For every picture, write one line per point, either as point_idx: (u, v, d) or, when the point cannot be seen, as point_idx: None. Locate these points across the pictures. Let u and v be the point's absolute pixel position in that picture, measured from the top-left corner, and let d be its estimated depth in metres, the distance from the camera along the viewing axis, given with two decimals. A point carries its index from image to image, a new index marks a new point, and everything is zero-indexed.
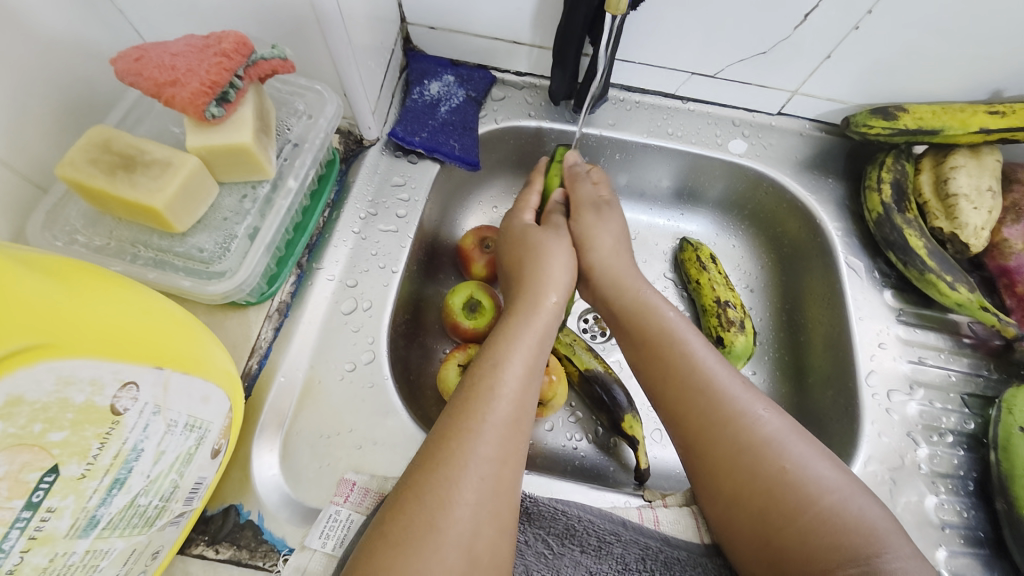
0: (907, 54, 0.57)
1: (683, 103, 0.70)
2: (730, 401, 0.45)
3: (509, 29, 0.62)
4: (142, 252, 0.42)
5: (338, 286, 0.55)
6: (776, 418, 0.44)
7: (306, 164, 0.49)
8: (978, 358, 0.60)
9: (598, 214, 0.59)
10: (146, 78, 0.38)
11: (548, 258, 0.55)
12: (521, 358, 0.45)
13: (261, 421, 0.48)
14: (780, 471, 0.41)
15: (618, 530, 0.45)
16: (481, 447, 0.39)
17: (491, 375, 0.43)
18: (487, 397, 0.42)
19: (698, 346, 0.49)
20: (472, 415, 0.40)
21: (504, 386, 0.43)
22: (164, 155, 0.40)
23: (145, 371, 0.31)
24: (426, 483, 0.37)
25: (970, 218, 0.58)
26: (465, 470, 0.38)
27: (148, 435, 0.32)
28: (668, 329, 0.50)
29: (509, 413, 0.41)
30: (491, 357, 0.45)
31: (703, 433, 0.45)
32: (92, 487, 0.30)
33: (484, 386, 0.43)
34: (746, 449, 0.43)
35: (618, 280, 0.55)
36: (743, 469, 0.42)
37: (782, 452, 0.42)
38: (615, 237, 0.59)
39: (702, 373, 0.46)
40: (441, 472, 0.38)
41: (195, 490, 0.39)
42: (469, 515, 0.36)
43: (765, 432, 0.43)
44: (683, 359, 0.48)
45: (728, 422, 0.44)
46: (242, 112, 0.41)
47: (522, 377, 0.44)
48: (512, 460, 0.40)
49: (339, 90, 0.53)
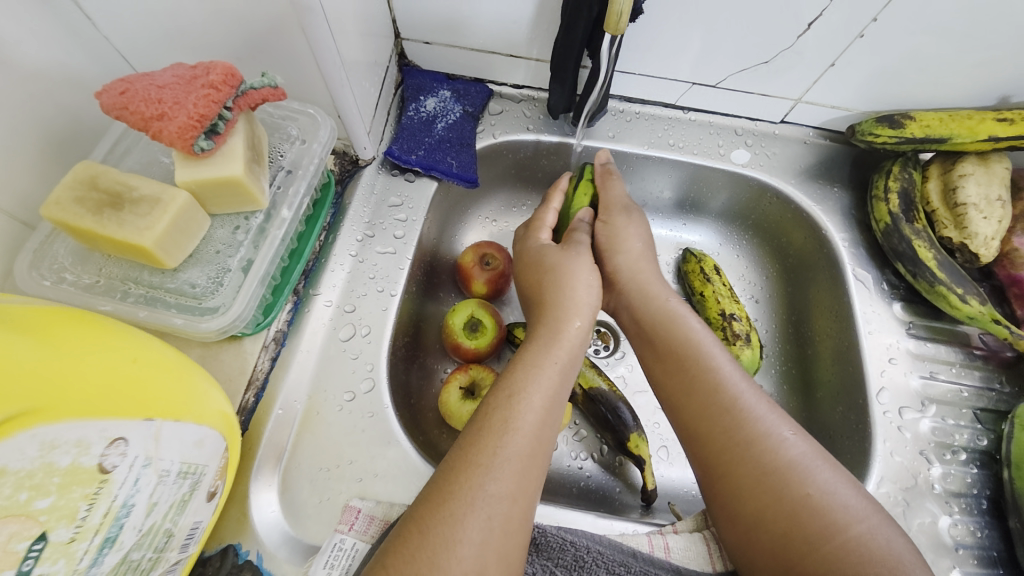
0: (913, 61, 0.56)
1: (684, 114, 0.68)
2: (755, 420, 0.43)
3: (506, 43, 0.61)
4: (133, 289, 0.41)
5: (335, 312, 0.54)
6: (801, 441, 0.42)
7: (301, 191, 0.48)
8: (990, 370, 0.59)
9: (629, 217, 0.59)
10: (133, 113, 0.37)
11: (567, 283, 0.52)
12: (540, 389, 0.43)
13: (258, 456, 0.47)
14: (803, 497, 0.39)
15: (627, 561, 0.44)
16: (493, 485, 0.37)
17: (506, 408, 0.42)
18: (501, 431, 0.40)
19: (723, 360, 0.47)
20: (485, 449, 0.39)
21: (520, 420, 0.41)
22: (153, 191, 0.39)
23: (134, 425, 0.31)
24: (431, 517, 0.36)
25: (980, 228, 0.57)
26: (473, 508, 0.36)
27: (138, 489, 0.31)
28: (694, 341, 0.49)
29: (526, 447, 0.40)
30: (509, 387, 0.43)
31: (725, 453, 0.43)
32: (82, 549, 0.29)
33: (498, 417, 0.41)
34: (769, 472, 0.41)
35: (645, 288, 0.54)
36: (765, 492, 0.41)
37: (805, 477, 0.40)
38: (642, 240, 0.58)
39: (727, 389, 0.45)
40: (450, 507, 0.36)
41: (191, 536, 0.38)
42: (477, 553, 0.35)
43: (789, 455, 0.41)
44: (708, 374, 0.46)
45: (751, 442, 0.42)
46: (232, 143, 0.40)
47: (540, 414, 0.42)
48: (523, 500, 0.38)
49: (333, 112, 0.52)
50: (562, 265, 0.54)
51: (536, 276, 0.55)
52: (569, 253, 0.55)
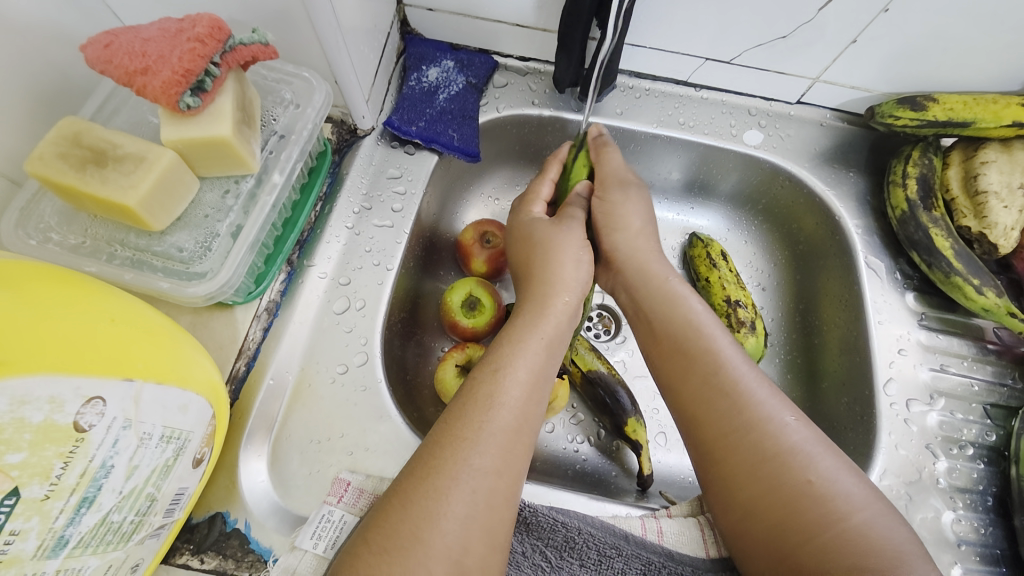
0: (940, 40, 0.53)
1: (696, 91, 0.66)
2: (757, 405, 0.42)
3: (512, 12, 0.58)
4: (119, 252, 0.40)
5: (329, 285, 0.53)
6: (803, 427, 0.41)
7: (293, 156, 0.46)
8: (1003, 365, 0.57)
9: (624, 192, 0.55)
10: (117, 66, 0.36)
11: (558, 259, 0.51)
12: (525, 363, 0.42)
13: (248, 425, 0.46)
14: (805, 483, 0.38)
15: (619, 543, 0.43)
16: (477, 458, 0.36)
17: (492, 381, 0.41)
18: (486, 405, 0.39)
19: (725, 343, 0.46)
20: (470, 423, 0.38)
21: (506, 394, 0.40)
22: (137, 149, 0.38)
23: (112, 385, 0.30)
24: (414, 491, 0.35)
25: (1001, 217, 0.54)
26: (457, 481, 0.35)
27: (117, 451, 0.31)
28: (694, 324, 0.47)
29: (512, 422, 0.39)
30: (495, 360, 0.43)
31: (722, 437, 0.42)
32: (58, 507, 0.28)
33: (483, 392, 0.40)
34: (768, 457, 0.40)
35: (644, 267, 0.52)
36: (764, 478, 0.39)
37: (806, 463, 0.39)
38: (642, 216, 0.55)
39: (728, 371, 0.44)
40: (433, 481, 0.35)
41: (175, 501, 0.37)
42: (459, 528, 0.34)
43: (790, 441, 0.40)
44: (708, 357, 0.45)
45: (751, 428, 0.41)
46: (220, 102, 0.39)
47: (525, 388, 0.41)
48: (509, 475, 0.37)
49: (329, 77, 0.50)
50: (549, 250, 0.52)
51: (526, 247, 0.53)
52: (559, 228, 0.53)
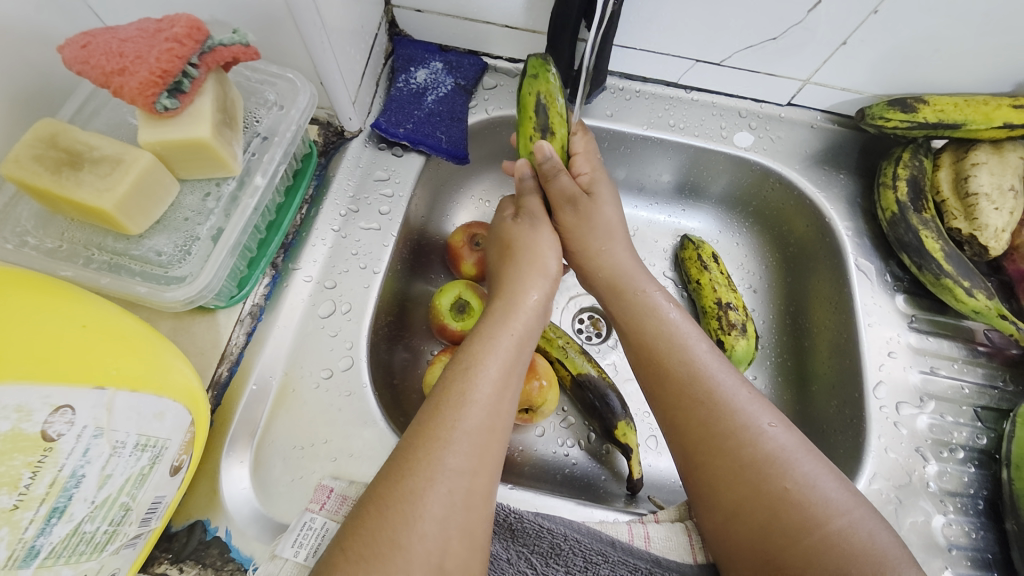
0: (930, 41, 0.53)
1: (686, 93, 0.65)
2: (734, 413, 0.41)
3: (500, 13, 0.58)
4: (96, 256, 0.40)
5: (315, 288, 0.52)
6: (781, 433, 0.40)
7: (276, 158, 0.46)
8: (993, 368, 0.57)
9: (576, 211, 0.54)
10: (94, 67, 0.35)
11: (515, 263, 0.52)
12: (498, 361, 0.42)
13: (231, 431, 0.46)
14: (782, 491, 0.38)
15: (605, 550, 0.42)
16: (452, 458, 0.36)
17: (463, 380, 0.40)
18: (458, 403, 0.38)
19: (701, 349, 0.46)
20: (442, 423, 0.37)
21: (477, 391, 0.39)
22: (114, 151, 0.37)
23: (83, 392, 0.30)
24: (391, 494, 0.34)
25: (991, 219, 0.54)
26: (433, 482, 0.35)
27: (89, 460, 0.30)
28: (666, 334, 0.47)
29: (484, 421, 0.38)
30: (466, 358, 0.42)
31: (701, 445, 0.41)
32: (27, 517, 0.28)
33: (456, 389, 0.39)
34: (747, 464, 0.39)
35: (615, 278, 0.52)
36: (744, 485, 0.39)
37: (786, 469, 0.38)
38: (601, 232, 0.54)
39: (703, 381, 0.43)
40: (409, 483, 0.34)
41: (152, 510, 0.36)
42: (438, 529, 0.33)
43: (768, 449, 0.39)
44: (684, 366, 0.44)
45: (729, 435, 0.40)
46: (199, 104, 0.38)
47: (497, 383, 0.41)
48: (485, 473, 0.37)
49: (314, 78, 0.49)
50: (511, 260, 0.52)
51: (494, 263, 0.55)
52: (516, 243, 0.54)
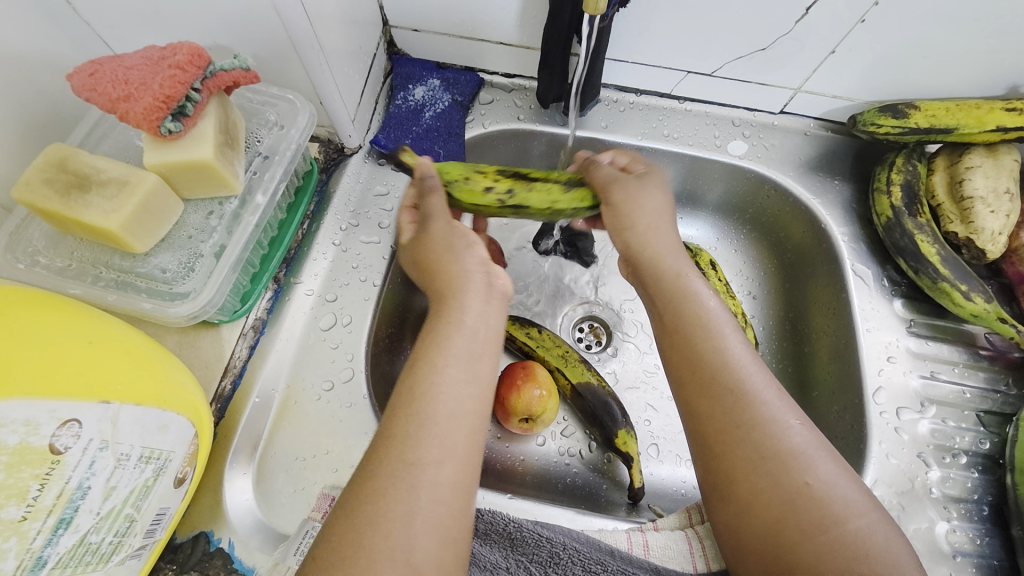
0: (919, 48, 0.53)
1: (680, 103, 0.66)
2: (761, 405, 0.41)
3: (494, 32, 0.59)
4: (103, 273, 0.41)
5: (316, 301, 0.54)
6: (806, 430, 0.40)
7: (277, 176, 0.47)
8: (996, 372, 0.56)
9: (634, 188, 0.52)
10: (101, 94, 0.37)
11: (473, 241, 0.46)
12: (452, 352, 0.39)
13: (233, 445, 0.46)
14: (802, 486, 0.38)
15: (604, 559, 0.42)
16: (415, 454, 0.34)
17: (413, 374, 0.38)
18: (412, 398, 0.37)
19: (735, 339, 0.44)
20: (398, 418, 0.36)
21: (433, 384, 0.37)
22: (120, 174, 0.39)
23: (89, 406, 0.31)
24: (362, 497, 0.33)
25: (987, 222, 0.54)
26: (397, 481, 0.33)
27: (94, 472, 0.31)
28: (706, 317, 0.45)
29: (444, 412, 0.36)
30: (419, 353, 0.39)
31: (723, 434, 0.41)
32: (35, 528, 0.29)
33: (407, 386, 0.38)
34: (768, 457, 0.39)
35: (658, 259, 0.49)
36: (761, 477, 0.39)
37: (807, 466, 0.38)
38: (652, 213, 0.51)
39: (734, 370, 0.42)
40: (374, 484, 0.34)
41: (157, 521, 0.37)
42: (407, 530, 0.32)
43: (792, 443, 0.39)
44: (717, 355, 0.43)
45: (754, 426, 0.40)
46: (202, 127, 0.40)
47: (454, 373, 0.38)
48: (456, 466, 0.35)
49: (314, 98, 0.51)
50: (452, 244, 0.46)
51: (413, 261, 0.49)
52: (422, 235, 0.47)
